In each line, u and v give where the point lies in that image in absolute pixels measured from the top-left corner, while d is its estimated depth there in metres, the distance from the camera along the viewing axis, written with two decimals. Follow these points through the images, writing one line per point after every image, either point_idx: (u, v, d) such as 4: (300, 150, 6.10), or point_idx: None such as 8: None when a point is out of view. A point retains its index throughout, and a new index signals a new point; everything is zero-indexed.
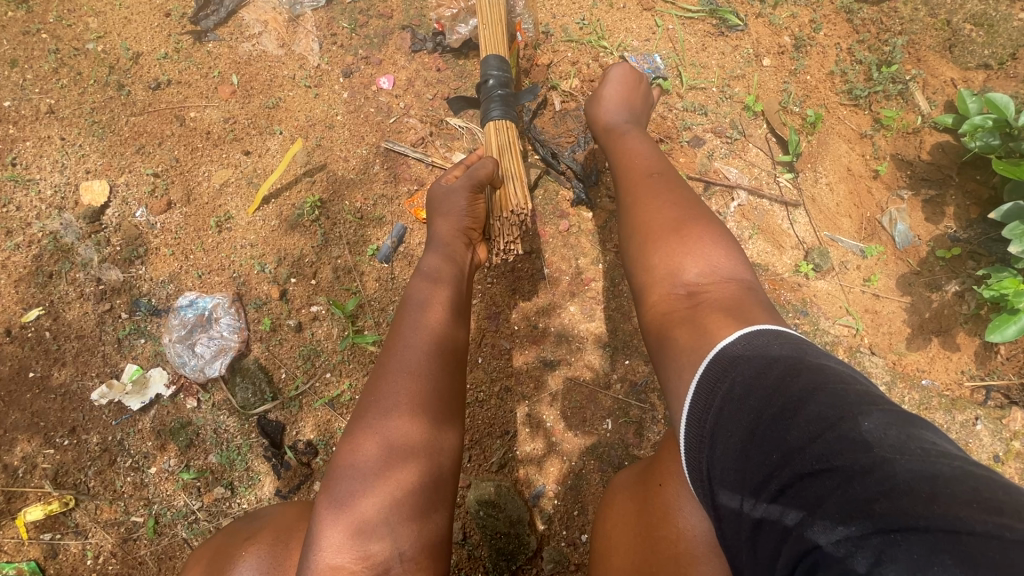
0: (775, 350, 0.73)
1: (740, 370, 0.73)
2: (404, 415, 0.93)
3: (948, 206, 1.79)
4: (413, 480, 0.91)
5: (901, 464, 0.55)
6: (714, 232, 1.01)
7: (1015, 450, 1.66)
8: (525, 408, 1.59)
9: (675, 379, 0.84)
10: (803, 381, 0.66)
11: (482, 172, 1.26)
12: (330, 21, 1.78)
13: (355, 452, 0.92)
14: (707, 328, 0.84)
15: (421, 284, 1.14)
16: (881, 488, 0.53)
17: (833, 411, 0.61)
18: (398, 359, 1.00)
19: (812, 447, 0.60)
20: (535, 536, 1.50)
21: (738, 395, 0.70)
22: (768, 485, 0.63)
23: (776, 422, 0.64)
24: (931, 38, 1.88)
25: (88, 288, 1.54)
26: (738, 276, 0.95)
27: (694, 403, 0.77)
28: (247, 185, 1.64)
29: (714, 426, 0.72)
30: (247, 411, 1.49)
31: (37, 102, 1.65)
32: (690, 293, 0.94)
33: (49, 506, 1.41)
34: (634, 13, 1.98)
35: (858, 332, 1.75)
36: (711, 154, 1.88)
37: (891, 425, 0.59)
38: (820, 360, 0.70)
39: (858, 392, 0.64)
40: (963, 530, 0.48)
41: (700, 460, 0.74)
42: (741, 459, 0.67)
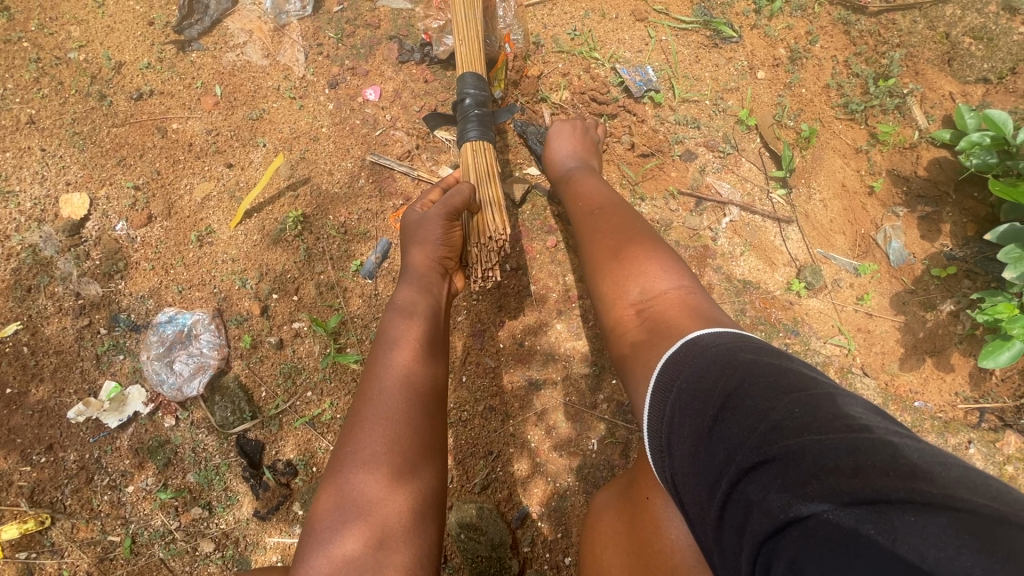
0: (711, 350, 0.78)
1: (684, 376, 0.78)
2: (383, 470, 0.92)
3: (945, 223, 1.75)
4: (396, 525, 0.89)
5: (827, 442, 0.57)
6: (655, 251, 1.10)
7: (1008, 474, 1.62)
8: (509, 428, 1.56)
9: (634, 395, 0.92)
10: (738, 377, 0.70)
11: (458, 199, 1.23)
12: (316, 30, 1.76)
13: (326, 509, 0.91)
14: (655, 343, 0.91)
15: (395, 318, 1.13)
16: (811, 470, 0.56)
17: (764, 401, 0.65)
18: (372, 399, 1.00)
19: (750, 439, 0.63)
20: (517, 560, 1.47)
21: (685, 401, 0.75)
22: (720, 483, 0.65)
23: (718, 421, 0.68)
24: (929, 51, 1.85)
25: (67, 302, 1.52)
26: (679, 285, 1.03)
27: (651, 411, 0.82)
28: (229, 199, 1.61)
29: (670, 433, 0.76)
30: (225, 430, 1.47)
31: (17, 112, 1.62)
32: (635, 307, 1.03)
33: (25, 525, 1.39)
34: (627, 23, 1.94)
35: (850, 352, 1.72)
36: (703, 168, 1.84)
37: (818, 405, 0.62)
38: (755, 355, 0.74)
39: (789, 379, 0.67)
40: (880, 500, 0.51)
41: (665, 465, 0.77)
42: (697, 461, 0.69)
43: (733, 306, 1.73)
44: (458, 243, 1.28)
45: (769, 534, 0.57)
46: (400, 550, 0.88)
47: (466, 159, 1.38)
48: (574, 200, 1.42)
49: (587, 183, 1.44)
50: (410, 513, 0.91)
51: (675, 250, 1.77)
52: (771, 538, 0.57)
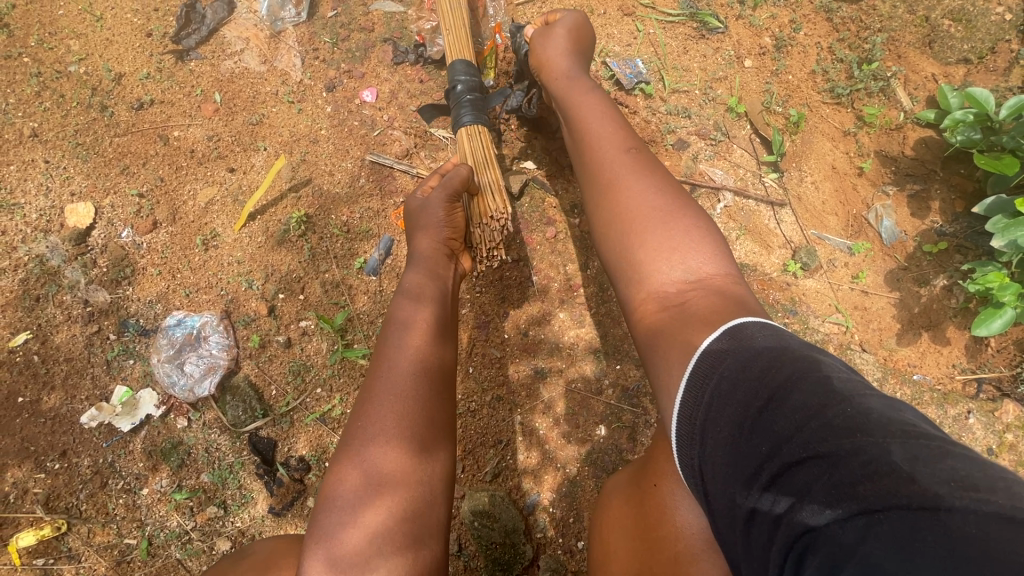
0: (760, 341, 0.74)
1: (727, 363, 0.73)
2: (394, 443, 0.95)
3: (934, 200, 1.79)
4: (406, 496, 0.92)
5: (882, 445, 0.56)
6: (692, 225, 1.01)
7: (1007, 442, 1.65)
8: (518, 418, 1.59)
9: (664, 382, 0.84)
10: (789, 370, 0.67)
11: (458, 181, 1.27)
12: (311, 36, 1.79)
13: (338, 481, 0.94)
14: (697, 326, 0.84)
15: (407, 301, 1.15)
16: (866, 471, 0.55)
17: (817, 398, 0.63)
18: (387, 380, 1.02)
19: (800, 435, 0.61)
20: (531, 545, 1.48)
21: (725, 390, 0.71)
22: (759, 476, 0.63)
23: (763, 414, 0.65)
24: (910, 35, 1.90)
25: (76, 310, 1.54)
26: (719, 270, 0.95)
27: (684, 400, 0.77)
28: (232, 202, 1.64)
29: (704, 421, 0.72)
30: (238, 429, 1.49)
31: (20, 126, 1.65)
32: (675, 286, 0.95)
33: (41, 531, 1.40)
34: (615, 19, 1.99)
35: (848, 329, 1.74)
36: (696, 156, 1.88)
37: (871, 407, 0.61)
38: (801, 350, 0.72)
39: (840, 379, 0.65)
40: (938, 507, 0.50)
41: (690, 452, 0.75)
42: (732, 452, 0.67)
43: None
44: (462, 224, 1.32)
45: (809, 529, 0.57)
46: (409, 525, 0.91)
47: (462, 140, 1.42)
48: (588, 138, 1.27)
49: (603, 123, 1.27)
50: (418, 485, 0.94)
51: None
52: (814, 535, 0.56)
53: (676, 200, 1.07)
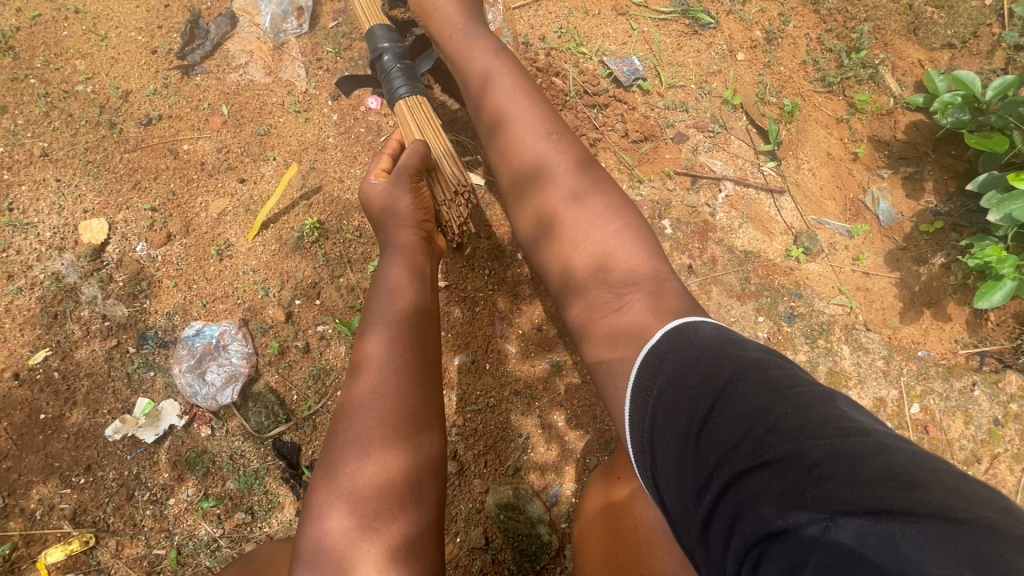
0: (700, 344, 0.80)
1: (666, 374, 0.80)
2: (378, 428, 0.99)
3: (927, 181, 1.85)
4: (392, 483, 0.96)
5: (824, 446, 0.60)
6: (626, 230, 1.07)
7: (1013, 412, 1.69)
8: (535, 411, 1.60)
9: (611, 392, 0.92)
10: (728, 377, 0.72)
11: (417, 160, 1.28)
12: (314, 46, 1.83)
13: (328, 473, 0.97)
14: (633, 337, 0.92)
15: (383, 291, 1.18)
16: (808, 475, 0.59)
17: (756, 403, 0.68)
18: (361, 392, 1.04)
19: (744, 442, 0.66)
20: (556, 535, 1.50)
21: (669, 399, 0.77)
22: (710, 484, 0.67)
23: (709, 422, 0.70)
24: (895, 23, 1.96)
25: (95, 325, 1.56)
26: (651, 274, 1.01)
27: (633, 409, 0.83)
28: (245, 212, 1.66)
29: (654, 431, 0.78)
30: (262, 435, 1.50)
31: (29, 146, 1.67)
32: (616, 297, 1.00)
33: (70, 546, 1.42)
34: (609, 18, 2.03)
35: (852, 310, 1.78)
36: (696, 148, 1.93)
37: (809, 408, 0.65)
38: (739, 351, 0.76)
39: (777, 379, 0.70)
40: (880, 509, 0.54)
41: (647, 461, 0.79)
42: (684, 460, 0.71)
43: (737, 275, 1.80)
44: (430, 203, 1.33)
45: (760, 538, 0.60)
46: (399, 523, 0.95)
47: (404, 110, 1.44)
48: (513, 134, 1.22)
49: (528, 119, 1.21)
50: (404, 479, 0.97)
51: (676, 228, 1.84)
52: (766, 540, 0.59)
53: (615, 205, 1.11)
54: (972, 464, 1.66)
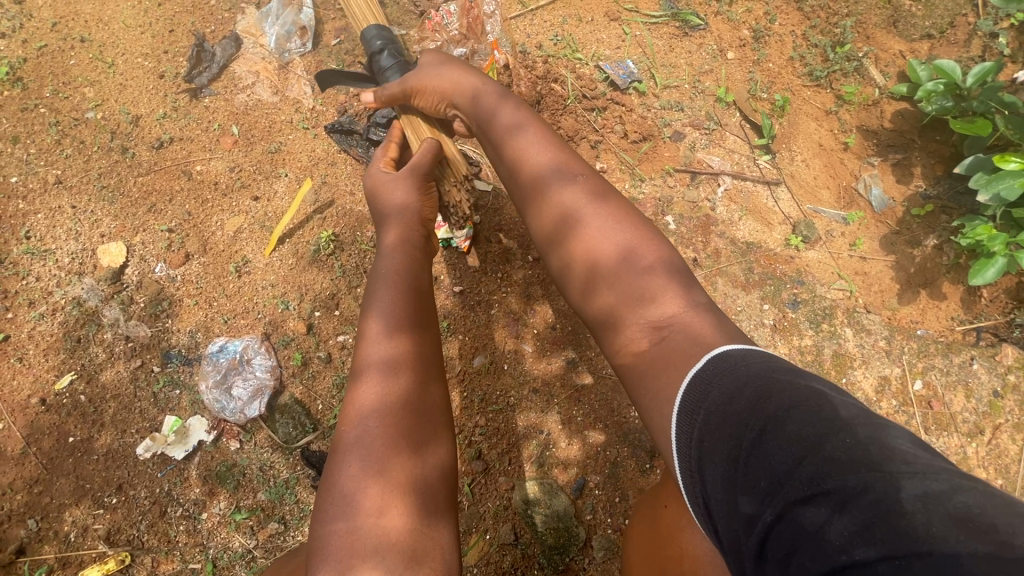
0: (748, 367, 0.72)
1: (712, 398, 0.72)
2: (383, 430, 0.91)
3: (916, 166, 1.92)
4: (401, 483, 0.87)
5: (892, 482, 0.51)
6: (659, 257, 1.02)
7: (1011, 383, 1.76)
8: (555, 408, 1.64)
9: (652, 417, 0.84)
10: (781, 399, 0.63)
11: (429, 156, 1.33)
12: (318, 64, 1.88)
13: (333, 483, 0.87)
14: (676, 365, 0.83)
15: (382, 289, 1.12)
16: (875, 511, 0.50)
17: (812, 429, 0.59)
18: (365, 399, 0.96)
19: (798, 471, 0.57)
20: (582, 527, 1.54)
21: (714, 423, 0.69)
22: (761, 515, 0.58)
23: (756, 446, 0.61)
24: (876, 17, 2.05)
25: (118, 347, 1.58)
26: (693, 302, 0.94)
27: (679, 434, 0.75)
28: (260, 229, 1.70)
29: (701, 456, 0.69)
30: (290, 445, 1.53)
31: (43, 175, 1.71)
32: (655, 330, 0.92)
33: (106, 566, 1.44)
34: (602, 24, 2.10)
35: (852, 293, 1.85)
36: (693, 145, 1.99)
37: (874, 438, 0.56)
38: (792, 377, 0.68)
39: (837, 407, 0.61)
40: (966, 556, 0.45)
41: (694, 486, 0.70)
42: (732, 486, 0.63)
43: (740, 265, 1.86)
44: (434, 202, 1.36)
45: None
46: (408, 530, 0.84)
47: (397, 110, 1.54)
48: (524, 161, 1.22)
49: (534, 137, 1.23)
50: (412, 485, 0.88)
51: (680, 223, 1.90)
52: None
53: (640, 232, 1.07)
54: (975, 436, 1.72)
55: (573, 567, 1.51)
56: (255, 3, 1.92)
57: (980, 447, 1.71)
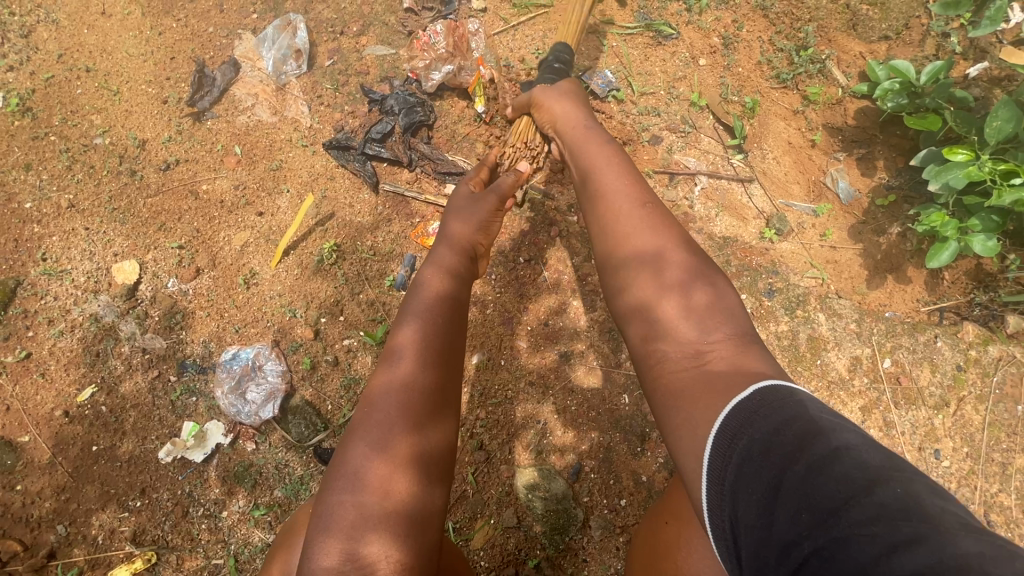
0: (793, 403, 0.77)
1: (755, 425, 0.77)
2: (397, 418, 1.01)
3: (878, 159, 2.06)
4: (403, 468, 0.97)
5: (944, 536, 0.56)
6: (700, 290, 1.07)
7: (972, 358, 1.89)
8: (551, 398, 1.75)
9: (678, 421, 0.91)
10: (831, 442, 0.69)
11: (508, 188, 1.49)
12: (314, 85, 1.98)
13: (347, 459, 0.98)
14: (718, 388, 0.88)
15: (419, 290, 1.22)
16: (925, 560, 0.54)
17: (861, 474, 0.64)
18: (381, 383, 1.07)
19: (846, 510, 0.62)
20: (581, 508, 1.64)
21: (755, 450, 0.74)
22: (801, 546, 0.64)
23: (803, 482, 0.67)
24: (836, 21, 2.18)
25: (135, 359, 1.68)
26: (732, 336, 0.99)
27: (711, 450, 0.81)
28: (266, 242, 1.80)
29: (737, 483, 0.75)
30: (303, 444, 1.63)
31: (56, 200, 1.80)
32: (694, 355, 0.98)
33: (134, 565, 1.52)
34: (580, 37, 2.21)
35: (824, 281, 1.98)
36: (670, 148, 2.11)
37: (922, 494, 0.61)
38: (843, 425, 0.74)
39: (888, 461, 0.66)
40: None
41: (724, 510, 0.76)
42: (771, 516, 0.68)
43: (719, 259, 1.98)
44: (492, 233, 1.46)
45: None
46: (402, 512, 0.94)
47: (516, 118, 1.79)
48: (602, 191, 1.32)
49: (612, 175, 1.33)
50: (410, 474, 0.97)
51: None
52: None
53: (684, 267, 1.11)
54: (941, 408, 1.85)
55: (573, 545, 1.61)
56: (251, 29, 2.03)
57: (946, 419, 1.84)
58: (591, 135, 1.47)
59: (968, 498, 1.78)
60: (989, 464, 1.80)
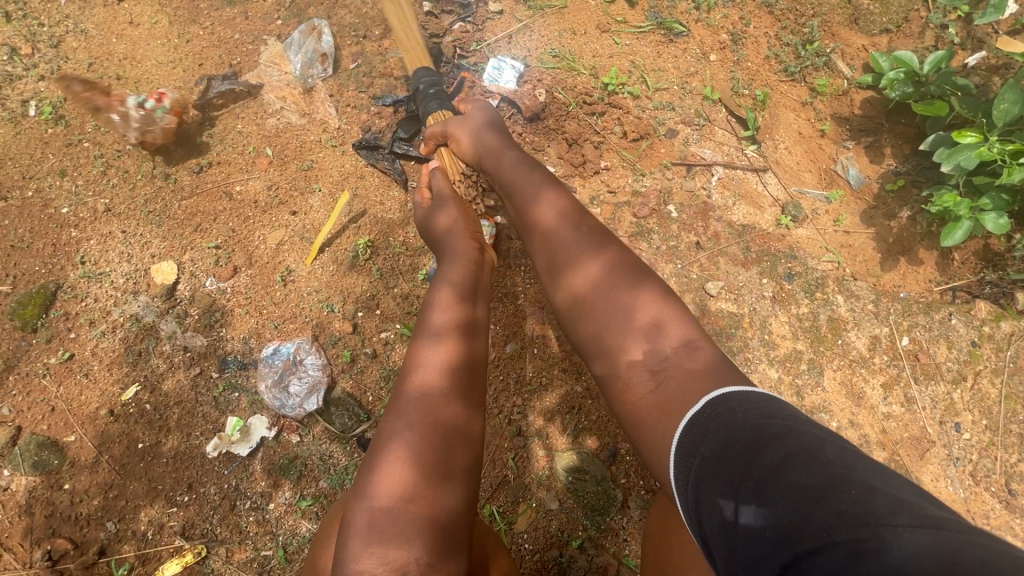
0: (741, 414, 0.89)
1: (713, 440, 0.89)
2: (411, 437, 1.12)
3: (885, 147, 2.14)
4: (418, 481, 1.07)
5: (899, 534, 0.62)
6: (660, 309, 1.19)
7: (986, 334, 1.96)
8: (584, 383, 1.79)
9: (651, 436, 1.04)
10: (780, 451, 0.78)
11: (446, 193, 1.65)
12: (340, 87, 2.03)
13: (370, 480, 1.09)
14: (681, 403, 1.01)
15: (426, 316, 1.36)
16: (887, 562, 0.60)
17: (813, 483, 0.72)
18: (399, 396, 1.20)
19: (806, 518, 0.69)
20: (619, 489, 1.69)
21: (716, 465, 0.85)
22: (773, 559, 0.70)
23: (763, 494, 0.75)
24: (839, 16, 2.27)
25: (177, 357, 1.71)
26: (691, 352, 1.11)
27: (681, 464, 0.93)
28: (301, 240, 1.84)
29: (706, 498, 0.84)
30: (347, 434, 1.67)
31: (92, 204, 1.83)
32: (655, 376, 1.10)
33: (185, 558, 1.55)
34: (595, 35, 2.26)
35: (840, 264, 2.04)
36: (686, 140, 2.18)
37: (872, 491, 0.69)
38: (788, 426, 0.83)
39: (836, 462, 0.75)
40: None
41: (698, 526, 0.86)
42: (740, 529, 0.76)
43: (739, 246, 2.05)
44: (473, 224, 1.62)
45: None
46: (424, 519, 1.04)
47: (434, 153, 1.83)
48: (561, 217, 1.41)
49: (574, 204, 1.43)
50: (424, 484, 1.07)
51: (681, 211, 2.08)
52: None
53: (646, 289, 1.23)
54: (959, 382, 1.92)
55: (614, 526, 1.65)
56: (275, 35, 2.08)
57: (964, 392, 1.91)
58: (528, 164, 1.53)
59: (989, 469, 1.84)
60: (1009, 436, 1.87)
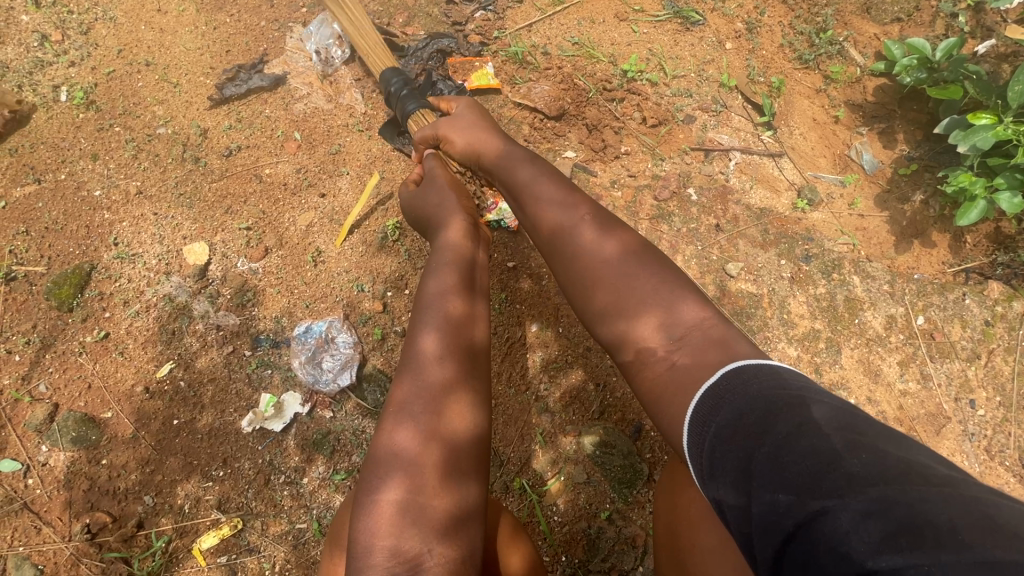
0: (755, 386, 0.89)
1: (727, 410, 0.89)
2: (420, 407, 1.08)
3: (898, 133, 2.18)
4: (431, 453, 1.03)
5: (911, 494, 0.64)
6: (667, 282, 1.17)
7: (999, 314, 2.00)
8: (609, 360, 1.83)
9: (666, 408, 1.02)
10: (794, 418, 0.79)
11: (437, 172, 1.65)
12: (365, 73, 2.07)
13: (381, 454, 1.05)
14: (697, 375, 1.00)
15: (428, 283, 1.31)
16: (899, 522, 0.62)
17: (825, 448, 0.73)
18: (404, 365, 1.16)
19: (818, 481, 0.70)
20: (645, 463, 1.73)
21: (730, 433, 0.85)
22: (784, 518, 0.72)
23: (776, 460, 0.76)
24: (851, 5, 2.32)
25: (211, 336, 1.74)
26: (703, 323, 1.09)
27: (699, 435, 0.92)
28: (330, 222, 1.87)
29: (719, 466, 0.85)
30: (379, 410, 1.70)
31: (124, 187, 1.86)
32: (668, 349, 1.08)
33: (222, 531, 1.58)
34: (613, 24, 2.31)
35: (856, 246, 2.09)
36: (704, 126, 2.22)
37: (883, 454, 0.71)
38: (800, 394, 0.84)
39: (846, 428, 0.76)
40: (994, 560, 0.55)
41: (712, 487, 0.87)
42: (752, 493, 0.77)
43: (757, 228, 2.09)
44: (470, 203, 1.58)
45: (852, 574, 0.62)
46: (439, 490, 1.00)
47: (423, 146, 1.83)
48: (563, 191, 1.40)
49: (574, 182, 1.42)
50: (438, 452, 1.04)
51: (700, 194, 2.12)
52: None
53: (652, 261, 1.21)
54: (973, 360, 1.96)
55: (640, 499, 1.69)
56: (301, 22, 2.12)
57: (978, 370, 1.95)
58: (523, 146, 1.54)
59: (1003, 444, 1.88)
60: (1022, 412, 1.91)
